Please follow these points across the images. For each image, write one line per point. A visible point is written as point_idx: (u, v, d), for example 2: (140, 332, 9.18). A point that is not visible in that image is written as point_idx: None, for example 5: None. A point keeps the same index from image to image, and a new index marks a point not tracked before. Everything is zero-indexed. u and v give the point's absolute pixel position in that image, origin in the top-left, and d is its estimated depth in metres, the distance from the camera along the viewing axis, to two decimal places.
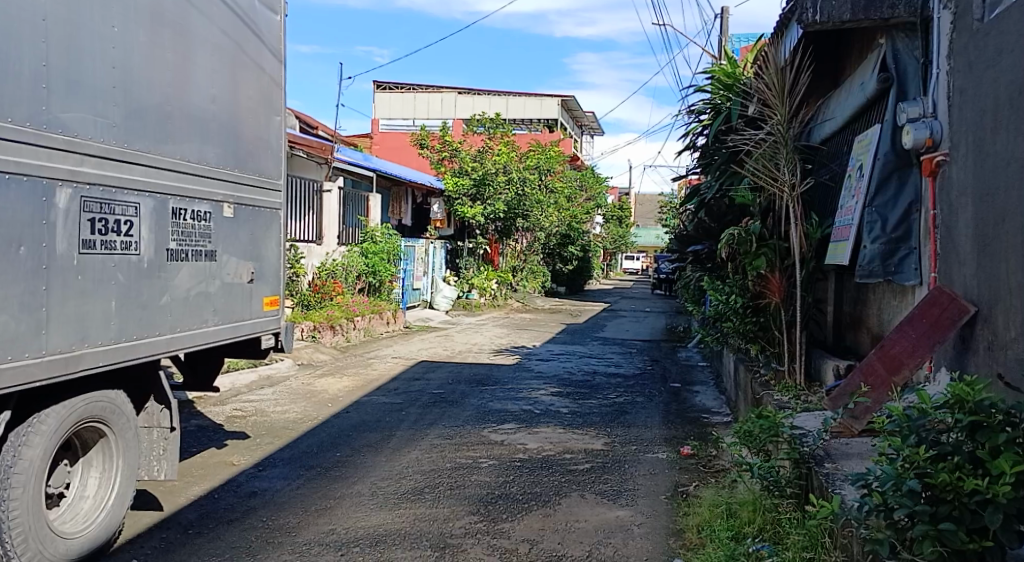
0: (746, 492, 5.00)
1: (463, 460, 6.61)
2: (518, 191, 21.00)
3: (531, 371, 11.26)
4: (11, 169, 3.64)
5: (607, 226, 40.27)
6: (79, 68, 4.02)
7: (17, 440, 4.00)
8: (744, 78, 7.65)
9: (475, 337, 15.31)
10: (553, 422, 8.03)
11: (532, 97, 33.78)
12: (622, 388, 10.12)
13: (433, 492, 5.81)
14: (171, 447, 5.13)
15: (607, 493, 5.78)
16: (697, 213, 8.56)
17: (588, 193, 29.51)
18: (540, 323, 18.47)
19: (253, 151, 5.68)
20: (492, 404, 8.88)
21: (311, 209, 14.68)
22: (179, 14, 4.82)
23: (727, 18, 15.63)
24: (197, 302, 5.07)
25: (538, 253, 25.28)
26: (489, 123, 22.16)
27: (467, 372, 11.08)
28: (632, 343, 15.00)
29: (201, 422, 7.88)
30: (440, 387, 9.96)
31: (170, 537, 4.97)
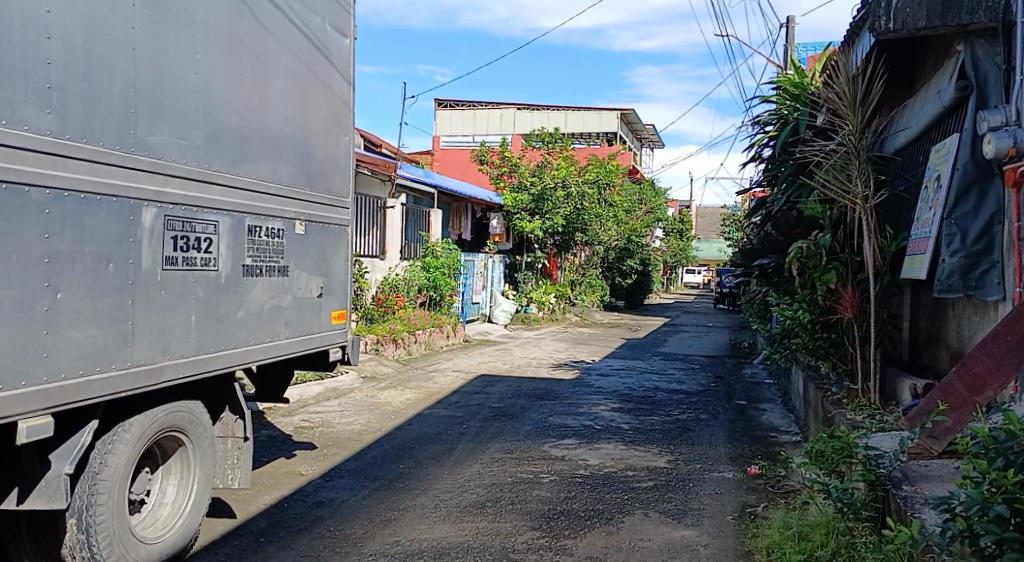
0: (819, 515, 4.91)
1: (524, 475, 6.64)
2: (577, 205, 21.01)
3: (590, 386, 11.24)
4: (102, 191, 3.81)
5: (668, 239, 39.84)
6: (163, 91, 4.20)
7: (104, 448, 4.16)
8: (812, 88, 7.58)
9: (534, 351, 15.32)
10: (614, 438, 8.00)
11: (591, 111, 33.82)
12: (685, 404, 10.01)
13: (496, 506, 5.85)
14: (245, 457, 5.31)
15: (672, 512, 5.75)
16: (763, 225, 8.57)
17: (648, 208, 29.36)
18: (600, 337, 18.39)
19: (323, 170, 5.84)
20: (552, 419, 8.90)
21: (375, 225, 14.94)
22: (256, 40, 5.00)
23: (793, 28, 15.44)
24: (270, 315, 5.22)
25: (596, 267, 25.23)
26: (548, 139, 22.29)
27: (527, 387, 11.11)
28: (694, 359, 14.81)
29: (271, 432, 8.08)
30: (501, 401, 10.01)
31: (242, 544, 5.11)
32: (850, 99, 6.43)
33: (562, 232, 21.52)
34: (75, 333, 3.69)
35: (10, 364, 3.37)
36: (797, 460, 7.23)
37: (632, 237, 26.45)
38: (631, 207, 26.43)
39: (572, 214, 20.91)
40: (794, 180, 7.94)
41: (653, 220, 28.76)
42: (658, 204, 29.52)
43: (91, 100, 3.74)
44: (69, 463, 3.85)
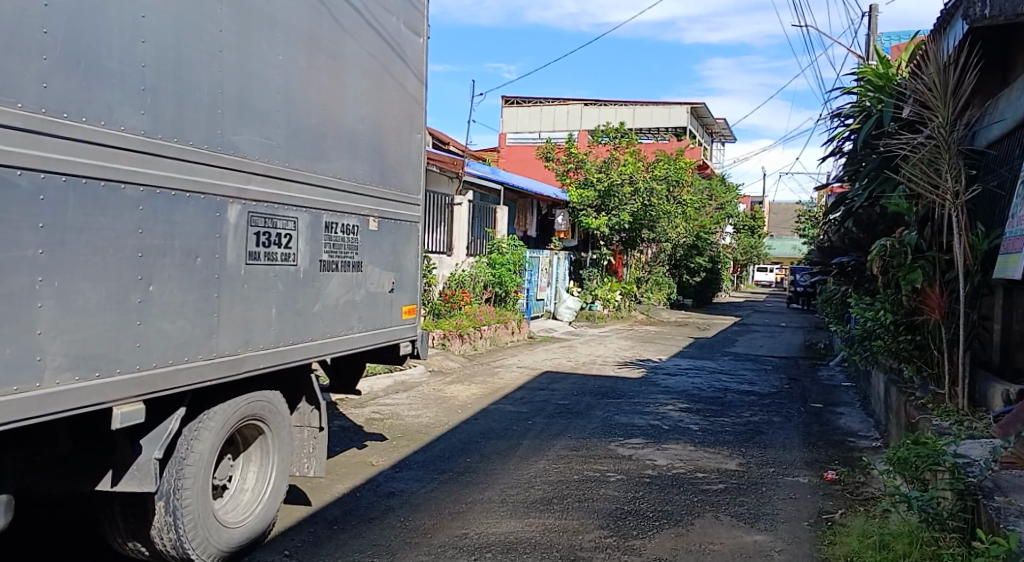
0: (901, 523, 4.80)
1: (591, 473, 6.65)
2: (645, 201, 20.85)
3: (658, 386, 11.17)
4: (192, 188, 3.92)
5: (738, 236, 39.15)
6: (247, 92, 4.32)
7: (190, 434, 4.33)
8: (897, 78, 7.48)
9: (600, 349, 15.29)
10: (682, 439, 7.95)
11: (661, 106, 33.52)
12: (756, 406, 9.87)
13: (562, 503, 5.89)
14: (320, 446, 5.47)
15: (744, 516, 5.70)
16: (843, 222, 8.39)
17: (717, 204, 28.93)
18: (669, 336, 18.24)
19: (396, 168, 5.95)
20: (619, 417, 8.90)
21: (443, 222, 15.12)
22: (334, 41, 5.12)
23: (875, 17, 15.03)
24: (345, 309, 5.36)
25: (663, 264, 25.01)
26: (613, 133, 22.06)
27: (592, 385, 11.11)
28: (765, 360, 14.56)
29: (343, 423, 8.28)
30: (566, 398, 10.05)
31: (317, 531, 5.27)
32: (940, 90, 6.28)
33: (628, 228, 21.38)
34: (166, 324, 3.80)
35: (106, 352, 3.46)
36: (878, 467, 7.07)
37: (700, 234, 26.10)
38: (701, 204, 26.12)
39: (639, 210, 20.75)
40: (878, 174, 7.76)
41: (723, 216, 28.31)
42: (728, 200, 29.04)
43: (181, 100, 3.85)
44: (158, 449, 4.01)
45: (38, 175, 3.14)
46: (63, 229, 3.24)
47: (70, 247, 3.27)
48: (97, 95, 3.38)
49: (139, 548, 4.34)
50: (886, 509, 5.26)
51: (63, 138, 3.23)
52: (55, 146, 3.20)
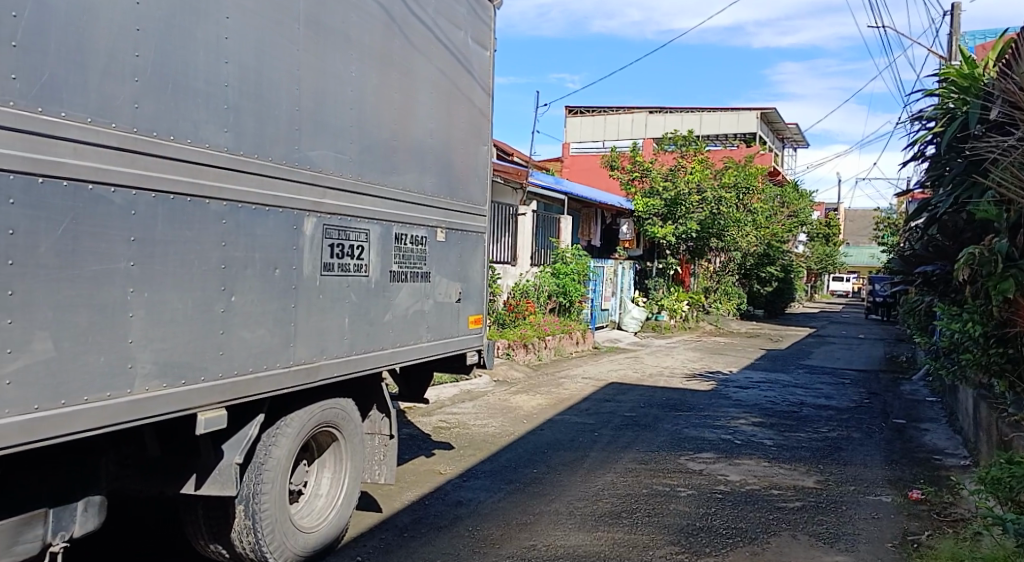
0: (994, 548, 4.64)
1: (661, 487, 6.61)
2: (713, 210, 20.51)
3: (728, 399, 11.02)
4: (272, 202, 4.07)
5: (812, 244, 38.30)
6: (323, 109, 4.47)
7: (269, 440, 4.48)
8: (983, 79, 7.25)
9: (667, 360, 15.16)
10: (756, 454, 7.84)
11: (729, 112, 33.10)
12: (834, 421, 9.65)
13: (631, 517, 5.88)
14: (390, 453, 5.59)
15: (823, 535, 5.59)
16: (927, 229, 8.11)
17: (790, 211, 28.38)
18: (739, 348, 17.94)
19: (463, 180, 6.06)
20: (688, 430, 8.81)
21: (508, 232, 15.22)
22: (405, 57, 5.25)
23: (958, 15, 14.60)
24: (414, 319, 5.47)
25: (733, 274, 24.71)
26: (682, 141, 21.92)
27: (660, 397, 11.03)
28: (842, 373, 14.19)
29: (411, 431, 8.41)
30: (633, 410, 10.00)
31: (388, 538, 5.37)
32: None
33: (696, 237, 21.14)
34: (247, 333, 3.95)
35: (191, 360, 3.61)
36: (968, 487, 6.84)
37: (771, 242, 25.63)
38: (773, 212, 25.66)
39: (707, 219, 20.48)
40: (964, 179, 7.46)
41: (797, 224, 27.76)
42: (802, 207, 28.43)
43: (262, 118, 4.01)
44: (238, 454, 4.16)
45: (130, 192, 3.28)
46: (153, 242, 3.38)
47: (159, 259, 3.41)
48: (183, 114, 3.53)
49: (221, 550, 4.49)
50: (977, 530, 5.23)
51: (153, 156, 3.38)
52: (147, 163, 3.34)
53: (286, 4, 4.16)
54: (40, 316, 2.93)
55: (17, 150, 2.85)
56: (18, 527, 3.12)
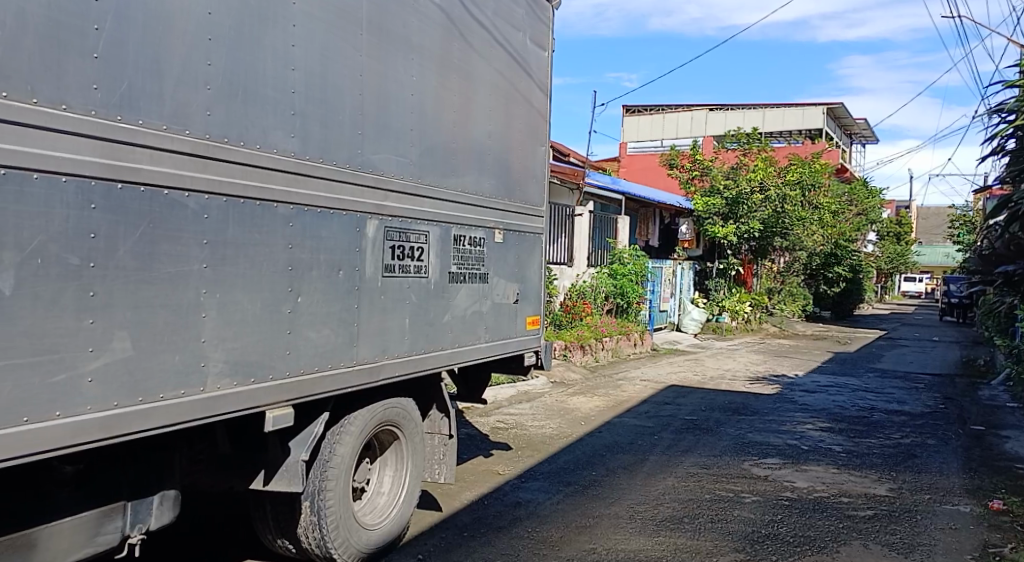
0: None
1: (724, 493, 6.54)
2: (778, 208, 19.90)
3: (794, 403, 10.82)
4: (335, 205, 4.15)
5: (882, 243, 37.31)
6: (385, 113, 4.55)
7: (333, 438, 4.57)
8: None
9: (728, 363, 14.95)
10: (825, 461, 7.70)
11: (793, 109, 32.49)
12: (907, 428, 9.40)
13: (693, 522, 5.82)
14: (450, 453, 5.65)
15: (896, 545, 5.46)
16: (1008, 229, 7.60)
17: (860, 209, 27.70)
18: (805, 350, 17.57)
19: (521, 181, 6.09)
20: (751, 435, 8.69)
21: (564, 232, 15.20)
22: (464, 60, 5.30)
23: None
24: (472, 320, 5.52)
25: (797, 273, 24.36)
26: (745, 139, 21.53)
27: (722, 400, 10.88)
28: (915, 377, 13.76)
29: (470, 431, 8.48)
30: (693, 413, 9.89)
31: (448, 537, 5.43)
32: None
33: (759, 237, 20.42)
34: (312, 333, 4.04)
35: (260, 359, 3.71)
36: None
37: (839, 241, 25.05)
38: (840, 210, 25.09)
39: (771, 217, 19.94)
40: None
41: (866, 223, 27.08)
42: (872, 205, 27.63)
43: (327, 123, 4.10)
44: (305, 451, 4.27)
45: (203, 197, 3.38)
46: (224, 245, 3.49)
47: (230, 261, 3.52)
48: (253, 120, 3.64)
49: (288, 545, 4.61)
50: None
51: (225, 161, 3.48)
52: (218, 168, 3.45)
53: (350, 11, 4.25)
54: (120, 315, 3.05)
55: (99, 157, 2.96)
56: (100, 518, 3.26)
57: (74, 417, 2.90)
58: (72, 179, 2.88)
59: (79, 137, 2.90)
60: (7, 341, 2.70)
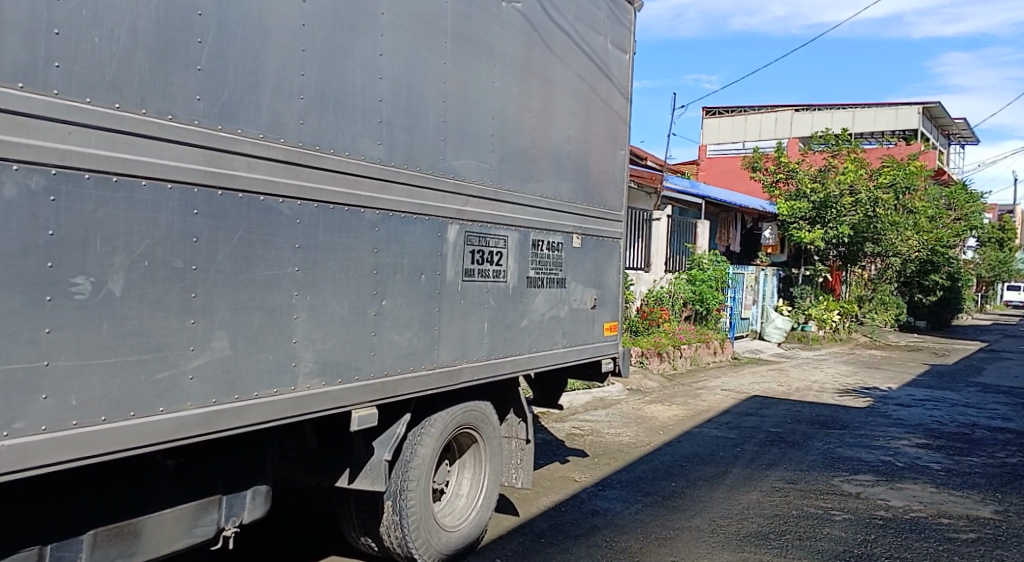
0: None
1: (812, 510, 6.37)
2: (869, 212, 19.41)
3: (888, 417, 10.46)
4: (418, 210, 4.23)
5: (982, 250, 35.72)
6: (467, 120, 4.62)
7: (415, 439, 4.64)
8: None
9: (814, 374, 14.55)
10: (921, 479, 7.43)
11: (886, 108, 31.51)
12: (1013, 446, 8.98)
13: (779, 539, 5.70)
14: (527, 457, 5.68)
15: None
16: None
17: (959, 215, 26.58)
18: (898, 362, 16.96)
19: (600, 185, 6.09)
20: (841, 450, 8.44)
21: (641, 237, 15.09)
22: (545, 65, 5.33)
23: None
24: (550, 325, 5.54)
25: (892, 281, 23.54)
26: (834, 139, 20.99)
27: (808, 412, 10.60)
28: (1020, 393, 13.10)
29: (545, 436, 8.50)
30: (778, 425, 9.68)
31: (526, 542, 5.46)
32: None
33: (849, 242, 20.04)
34: (395, 336, 4.12)
35: (346, 359, 3.81)
36: None
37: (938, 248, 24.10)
38: (938, 214, 24.19)
39: (862, 221, 19.40)
40: None
41: (969, 228, 25.94)
42: (973, 210, 26.45)
43: (411, 131, 4.18)
44: (388, 451, 4.35)
45: (295, 203, 3.50)
46: (315, 249, 3.60)
47: (319, 265, 3.63)
48: (342, 129, 3.75)
49: (370, 543, 4.71)
50: None
51: (316, 169, 3.59)
52: (310, 176, 3.56)
53: (435, 20, 4.33)
54: (219, 316, 3.19)
55: (201, 165, 3.10)
56: (197, 510, 3.41)
57: (177, 413, 3.04)
58: (176, 186, 3.02)
59: (184, 146, 3.04)
60: (118, 340, 2.85)
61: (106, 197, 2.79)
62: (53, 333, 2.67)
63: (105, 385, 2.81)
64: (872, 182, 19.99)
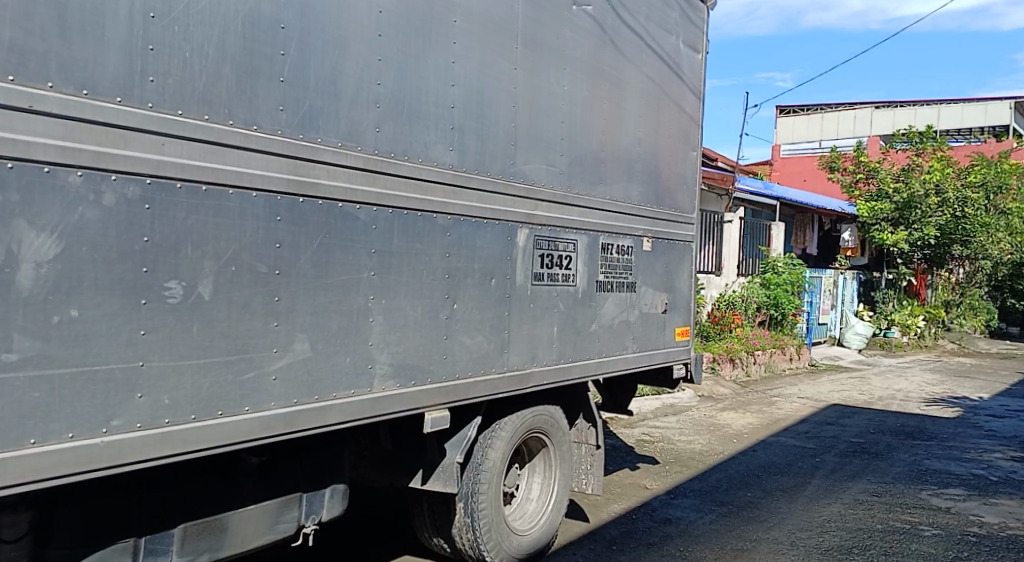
0: None
1: (899, 524, 6.19)
2: (956, 213, 18.80)
3: (979, 429, 10.07)
4: (488, 215, 4.27)
5: None
6: (537, 124, 4.66)
7: (486, 442, 4.68)
8: None
9: (898, 382, 14.10)
10: (1016, 494, 7.14)
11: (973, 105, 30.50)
12: None
13: (864, 554, 5.55)
14: (597, 463, 5.67)
15: None
16: None
17: None
18: (988, 371, 16.29)
19: (671, 188, 6.05)
20: (929, 462, 8.17)
21: (712, 241, 14.91)
22: (616, 67, 5.33)
23: None
24: (620, 329, 5.52)
25: (981, 286, 22.61)
26: (917, 138, 20.06)
27: (893, 423, 10.28)
28: None
29: (615, 442, 8.46)
30: (860, 435, 9.42)
31: (597, 549, 5.45)
32: None
33: (935, 244, 19.41)
34: (467, 339, 4.18)
35: (420, 362, 3.88)
36: None
37: None
38: None
39: (948, 223, 18.83)
40: None
41: None
42: None
43: (482, 136, 4.24)
44: (459, 453, 4.40)
45: (372, 209, 3.58)
46: (390, 254, 3.68)
47: (395, 270, 3.71)
48: (416, 136, 3.82)
49: (442, 545, 4.77)
50: None
51: (392, 176, 3.68)
52: (385, 182, 3.64)
53: (507, 26, 4.38)
54: (301, 319, 3.29)
55: (283, 173, 3.20)
56: (279, 508, 3.52)
57: (260, 413, 3.14)
58: (261, 194, 3.12)
59: (267, 155, 3.14)
60: (207, 342, 2.97)
61: (196, 205, 2.91)
62: (148, 335, 2.79)
63: (195, 385, 2.93)
64: (959, 182, 19.31)
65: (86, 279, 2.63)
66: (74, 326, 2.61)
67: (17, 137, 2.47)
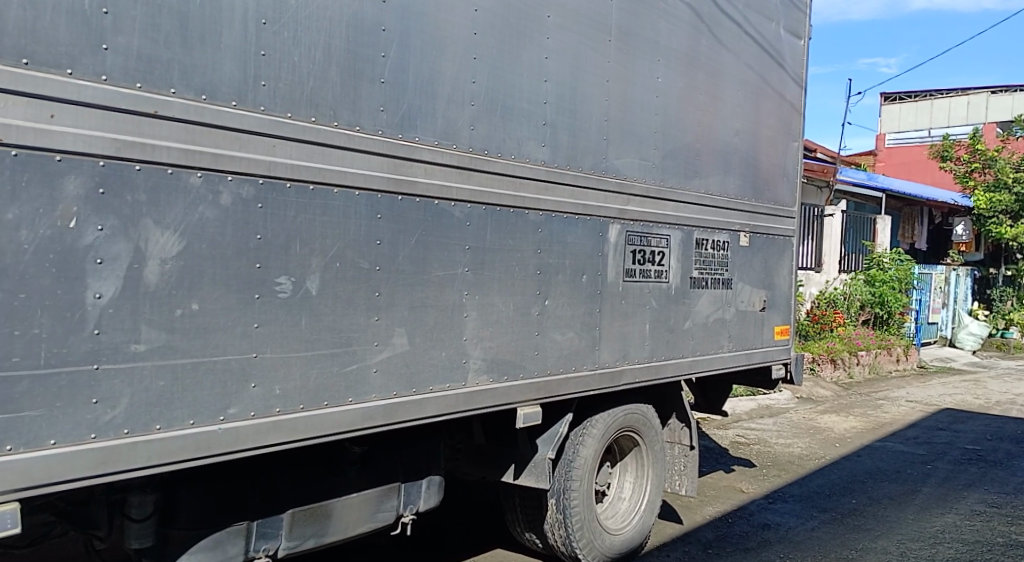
0: None
1: (1019, 538, 5.88)
2: None
3: None
4: (581, 211, 4.29)
5: None
6: (630, 119, 4.64)
7: (577, 439, 4.70)
8: None
9: (1017, 386, 13.35)
10: None
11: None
12: None
13: None
14: (690, 464, 5.60)
15: None
16: None
17: None
18: None
19: (770, 180, 5.91)
20: None
21: (812, 236, 14.39)
22: (713, 57, 5.26)
23: None
24: (715, 327, 5.44)
25: None
26: None
27: (1011, 429, 9.76)
28: None
29: (709, 443, 8.33)
30: (976, 442, 8.99)
31: (692, 551, 5.40)
32: None
33: None
34: (558, 336, 4.20)
35: (513, 359, 3.94)
36: None
37: None
38: None
39: None
40: None
41: None
42: None
43: (575, 132, 4.26)
44: (551, 449, 4.42)
45: (466, 206, 3.65)
46: (483, 251, 3.74)
47: (488, 265, 3.77)
48: (510, 132, 3.88)
49: (535, 539, 4.82)
50: None
51: (487, 172, 3.74)
52: (480, 179, 3.71)
53: (601, 19, 4.39)
54: (399, 314, 3.38)
55: (385, 173, 3.30)
56: (379, 497, 3.64)
57: (362, 404, 3.25)
58: (363, 192, 3.23)
59: (369, 154, 3.25)
60: (315, 335, 3.09)
61: (304, 204, 3.04)
62: (260, 328, 2.93)
63: (303, 375, 3.06)
64: None
65: (205, 275, 2.78)
66: (195, 319, 2.76)
67: (144, 141, 2.63)
